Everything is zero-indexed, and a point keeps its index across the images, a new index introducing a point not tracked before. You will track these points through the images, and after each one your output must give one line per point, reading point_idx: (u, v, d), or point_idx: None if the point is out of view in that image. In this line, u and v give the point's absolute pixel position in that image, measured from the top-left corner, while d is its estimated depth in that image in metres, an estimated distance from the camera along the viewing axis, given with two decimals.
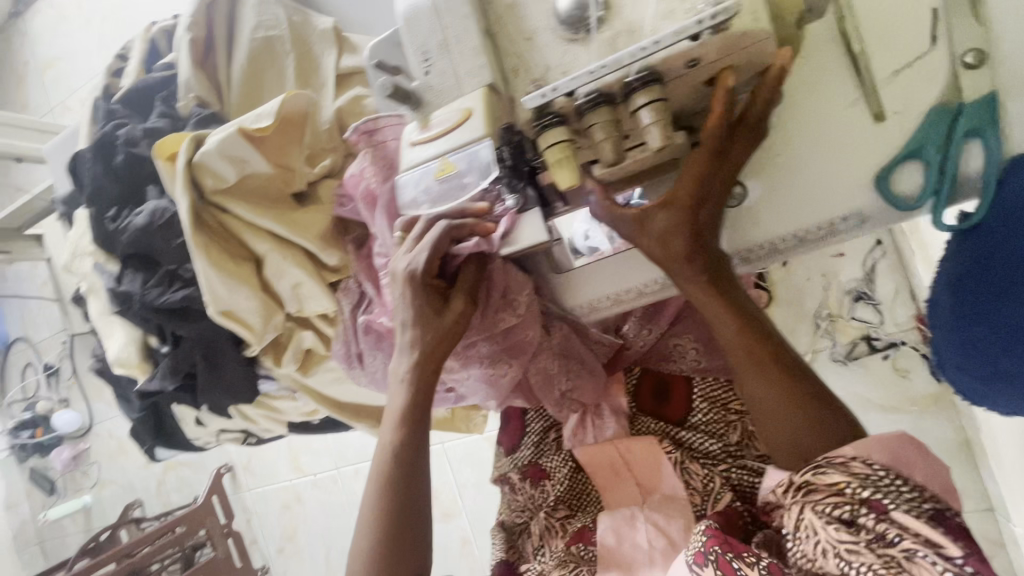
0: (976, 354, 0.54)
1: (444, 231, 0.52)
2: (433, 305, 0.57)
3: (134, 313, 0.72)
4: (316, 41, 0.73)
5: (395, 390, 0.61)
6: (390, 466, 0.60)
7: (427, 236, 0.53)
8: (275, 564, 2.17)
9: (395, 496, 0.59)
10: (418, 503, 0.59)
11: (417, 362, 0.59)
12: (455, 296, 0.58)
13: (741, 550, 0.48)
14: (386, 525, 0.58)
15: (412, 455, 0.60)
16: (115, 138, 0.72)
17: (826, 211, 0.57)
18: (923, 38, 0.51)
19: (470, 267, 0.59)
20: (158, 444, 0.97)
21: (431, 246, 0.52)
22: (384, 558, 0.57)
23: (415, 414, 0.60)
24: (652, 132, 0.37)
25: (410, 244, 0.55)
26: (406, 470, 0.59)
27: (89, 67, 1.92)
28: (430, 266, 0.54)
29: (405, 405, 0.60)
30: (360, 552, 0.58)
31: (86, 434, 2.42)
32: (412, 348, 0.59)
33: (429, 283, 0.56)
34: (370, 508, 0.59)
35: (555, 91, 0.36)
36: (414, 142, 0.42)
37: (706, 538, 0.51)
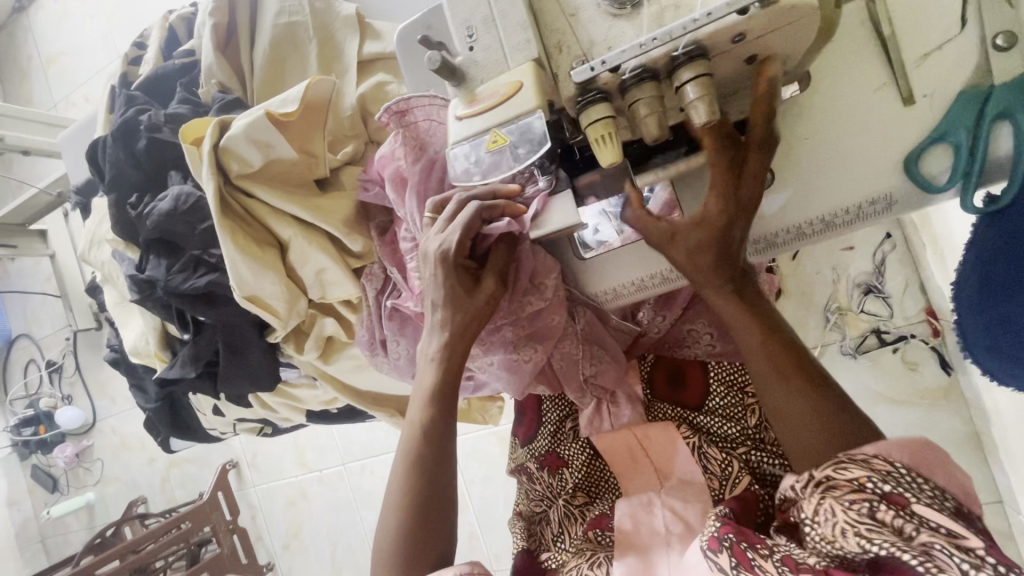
0: (1008, 333, 0.55)
1: (475, 211, 0.52)
2: (465, 286, 0.57)
3: (156, 300, 0.72)
4: (338, 27, 0.73)
5: (424, 370, 0.61)
6: (418, 446, 0.60)
7: (459, 216, 0.53)
8: (280, 561, 2.17)
9: (419, 477, 0.59)
10: (445, 483, 0.59)
11: (448, 342, 0.59)
12: (485, 276, 0.58)
13: (755, 540, 0.46)
14: (409, 508, 0.58)
15: (440, 435, 0.60)
16: (138, 123, 0.72)
17: (850, 195, 0.57)
18: (955, 20, 0.51)
19: (502, 247, 0.58)
20: (173, 435, 0.97)
21: (465, 223, 0.52)
22: (412, 537, 0.57)
23: (443, 394, 0.60)
24: (697, 107, 0.37)
25: (443, 223, 0.55)
26: (431, 452, 0.59)
27: (95, 63, 1.92)
28: (463, 245, 0.54)
29: (434, 385, 0.60)
30: (388, 530, 0.58)
31: (90, 431, 2.41)
32: (443, 328, 0.59)
33: (460, 263, 0.56)
34: (397, 486, 0.59)
35: (604, 64, 0.36)
36: (458, 117, 0.39)
37: (720, 525, 0.48)
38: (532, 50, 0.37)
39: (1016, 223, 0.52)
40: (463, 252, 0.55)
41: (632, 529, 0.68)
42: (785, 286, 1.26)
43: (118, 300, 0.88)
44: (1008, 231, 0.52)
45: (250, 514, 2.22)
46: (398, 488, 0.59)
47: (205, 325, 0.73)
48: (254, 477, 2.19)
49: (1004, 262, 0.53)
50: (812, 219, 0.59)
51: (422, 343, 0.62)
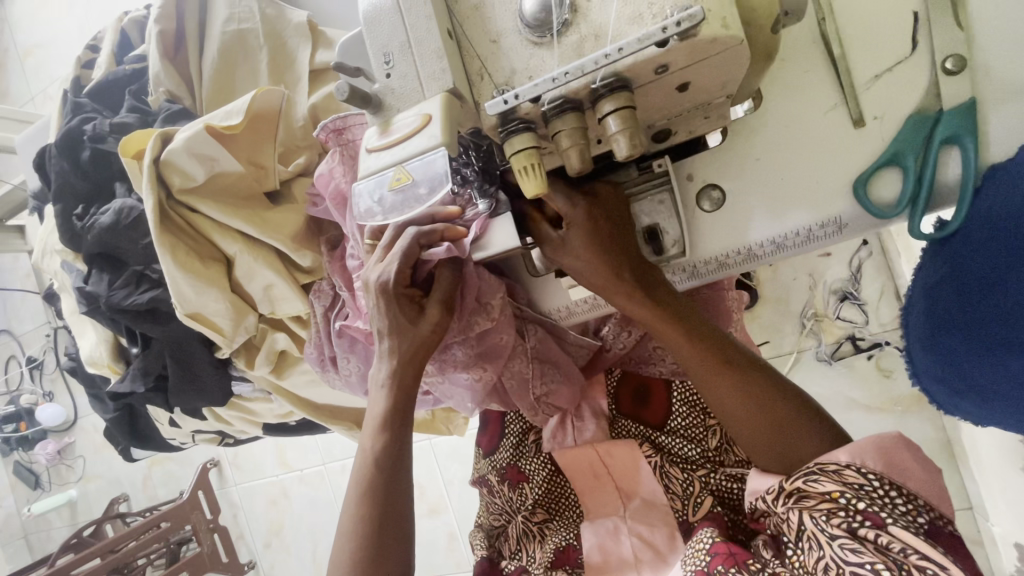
0: (951, 367, 0.54)
1: (413, 238, 0.52)
2: (409, 315, 0.56)
3: (102, 313, 0.71)
4: (290, 34, 0.71)
5: (375, 398, 0.60)
6: (370, 473, 0.59)
7: (396, 245, 0.53)
8: (262, 559, 2.16)
9: (376, 502, 0.58)
10: (400, 510, 0.58)
11: (397, 368, 0.58)
12: (429, 303, 0.56)
13: (744, 561, 0.49)
14: (370, 532, 0.56)
15: (392, 464, 0.59)
16: (82, 133, 0.70)
17: (807, 216, 0.56)
18: (904, 43, 0.50)
19: (445, 270, 0.57)
20: (133, 444, 0.96)
21: (403, 254, 0.52)
22: (363, 566, 0.55)
23: (396, 421, 0.59)
24: (619, 141, 0.36)
25: (381, 253, 0.54)
26: (386, 477, 0.58)
27: (71, 57, 1.88)
28: (403, 275, 0.53)
29: (385, 412, 0.59)
30: (340, 561, 0.56)
31: (71, 428, 2.40)
32: (389, 356, 0.58)
33: (404, 293, 0.55)
34: (350, 515, 0.58)
35: (517, 98, 0.35)
36: (370, 148, 0.38)
37: (711, 557, 0.50)
38: (447, 79, 0.36)
39: (963, 254, 0.50)
40: (404, 281, 0.54)
41: (600, 561, 0.68)
42: (761, 292, 1.26)
43: (74, 310, 0.86)
44: (951, 261, 0.51)
45: (232, 512, 2.20)
46: (348, 517, 0.58)
47: (154, 340, 0.72)
48: (235, 476, 2.17)
49: (949, 294, 0.52)
50: (766, 239, 0.58)
51: (372, 370, 0.61)
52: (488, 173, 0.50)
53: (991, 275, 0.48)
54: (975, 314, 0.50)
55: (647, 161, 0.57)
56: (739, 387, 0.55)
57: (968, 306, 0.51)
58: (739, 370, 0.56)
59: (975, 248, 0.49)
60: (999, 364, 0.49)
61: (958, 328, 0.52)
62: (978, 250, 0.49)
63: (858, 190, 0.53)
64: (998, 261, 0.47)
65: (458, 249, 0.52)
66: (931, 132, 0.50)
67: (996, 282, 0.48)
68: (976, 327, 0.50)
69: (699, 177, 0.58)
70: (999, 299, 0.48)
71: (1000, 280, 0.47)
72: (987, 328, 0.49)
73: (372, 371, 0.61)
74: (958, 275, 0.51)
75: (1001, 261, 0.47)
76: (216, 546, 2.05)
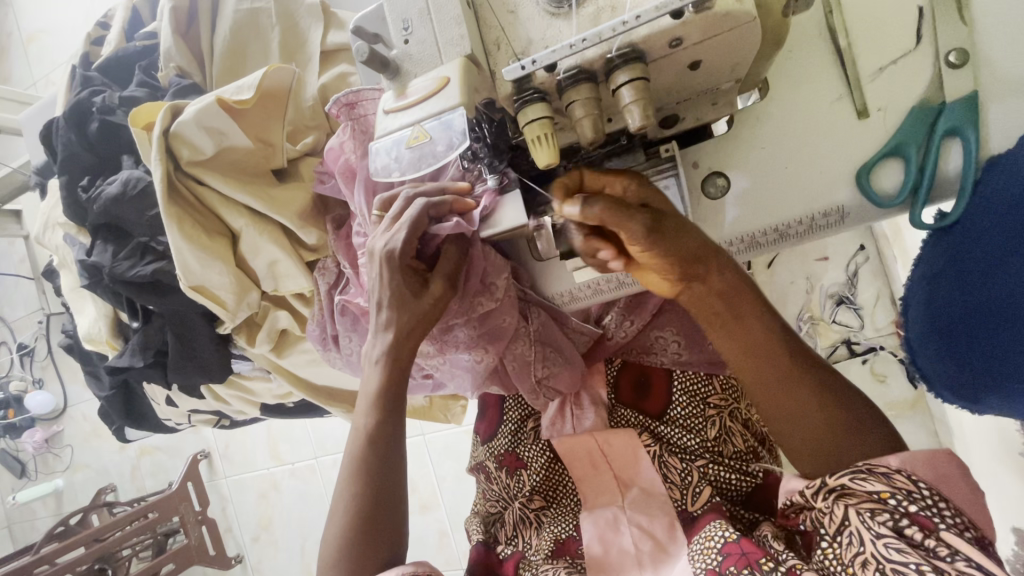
0: (943, 342, 0.55)
1: (422, 209, 0.51)
2: (412, 288, 0.57)
3: (104, 285, 0.71)
4: (303, 14, 0.71)
5: (369, 376, 0.60)
6: (364, 449, 0.59)
7: (406, 214, 0.52)
8: (249, 554, 2.14)
9: (370, 476, 0.57)
10: (393, 487, 0.58)
11: (394, 343, 0.58)
12: (434, 278, 0.57)
13: (757, 559, 0.51)
14: (365, 504, 0.57)
15: (387, 440, 0.59)
16: (91, 105, 0.70)
17: (813, 203, 0.56)
18: (909, 36, 0.51)
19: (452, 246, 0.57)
20: (128, 424, 0.95)
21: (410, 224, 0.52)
22: (357, 543, 0.55)
23: (390, 398, 0.59)
24: (632, 111, 0.37)
25: (388, 223, 0.54)
26: (381, 453, 0.58)
27: (77, 42, 1.88)
28: (409, 245, 0.53)
29: (380, 389, 0.59)
30: (333, 541, 0.56)
31: (60, 416, 2.38)
32: (388, 329, 0.58)
33: (408, 265, 0.56)
34: (345, 492, 0.58)
35: (535, 63, 0.35)
36: (387, 111, 0.38)
37: (722, 557, 0.53)
38: (465, 45, 0.37)
39: (963, 244, 0.51)
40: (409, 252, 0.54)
41: (601, 553, 0.66)
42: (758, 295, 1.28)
43: (74, 285, 0.86)
44: (951, 248, 0.52)
45: (221, 505, 2.19)
46: (343, 498, 0.58)
47: (155, 314, 0.71)
48: (226, 469, 2.15)
49: (949, 286, 0.53)
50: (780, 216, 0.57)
51: (367, 346, 0.61)
52: (497, 148, 0.50)
53: (992, 262, 0.49)
54: (981, 301, 0.51)
55: (654, 146, 0.57)
56: (764, 340, 0.55)
57: (968, 292, 0.52)
58: (799, 372, 0.55)
59: (978, 236, 0.50)
60: (1006, 349, 0.50)
61: (961, 316, 0.53)
62: (979, 236, 0.50)
63: (860, 179, 0.54)
64: (1002, 246, 0.48)
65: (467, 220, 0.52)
66: (933, 124, 0.51)
67: (999, 266, 0.49)
68: (983, 318, 0.51)
69: (705, 164, 0.59)
70: (1003, 286, 0.49)
71: (1005, 260, 0.48)
72: (990, 318, 0.51)
73: (367, 349, 0.61)
74: (960, 265, 0.52)
75: (1005, 248, 0.48)
76: (204, 539, 2.03)
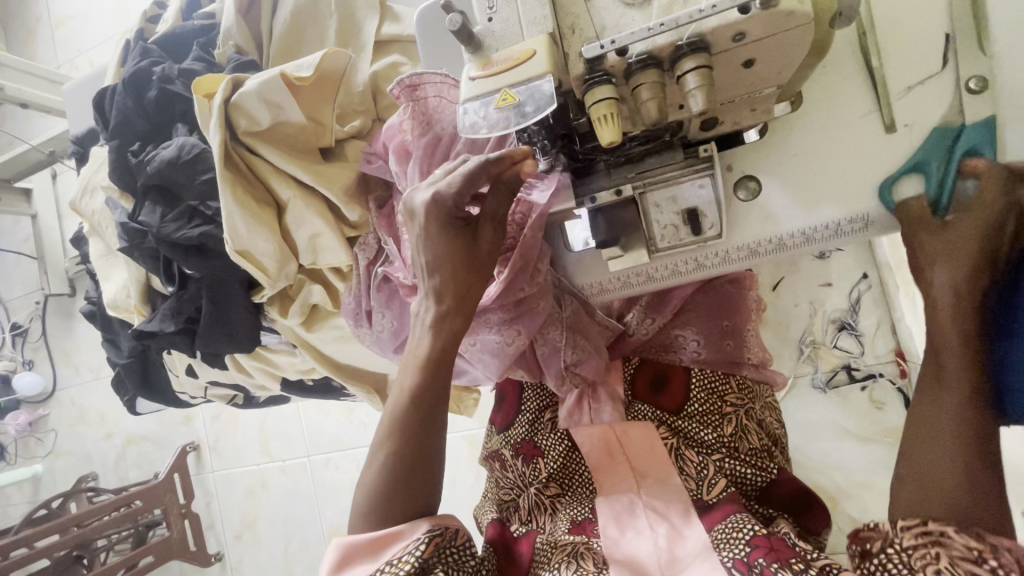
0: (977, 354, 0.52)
1: (482, 165, 0.52)
2: (464, 241, 0.57)
3: (147, 246, 0.73)
4: (360, 6, 0.75)
5: (420, 337, 0.59)
6: (406, 408, 0.57)
7: (466, 165, 0.53)
8: (229, 553, 2.08)
9: (407, 437, 0.56)
10: (429, 451, 0.56)
11: (447, 314, 0.57)
12: (483, 224, 0.57)
13: (787, 557, 0.54)
14: (398, 463, 0.56)
15: (432, 401, 0.57)
16: (150, 74, 0.73)
17: (842, 207, 0.56)
18: (936, 59, 0.52)
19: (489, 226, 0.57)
20: (142, 394, 0.96)
21: (467, 176, 0.53)
22: (389, 497, 0.55)
23: (440, 365, 0.57)
24: (695, 96, 0.40)
25: (442, 175, 0.55)
26: (422, 417, 0.57)
27: (105, 30, 1.92)
28: (459, 202, 0.54)
29: (430, 352, 0.58)
30: (368, 489, 0.56)
31: (47, 400, 2.33)
32: (440, 297, 0.57)
33: (456, 218, 0.56)
34: (382, 449, 0.57)
35: (613, 44, 0.40)
36: (471, 78, 0.42)
37: (751, 549, 0.57)
38: (547, 25, 0.41)
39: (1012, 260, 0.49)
40: (459, 203, 0.55)
41: (617, 533, 0.65)
42: (764, 316, 1.32)
43: (105, 251, 0.87)
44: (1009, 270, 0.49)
45: (205, 500, 2.12)
46: (383, 450, 0.57)
47: (192, 279, 0.73)
48: (213, 462, 2.11)
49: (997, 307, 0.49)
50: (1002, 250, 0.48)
51: (417, 312, 0.60)
52: (553, 130, 0.52)
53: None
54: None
55: (693, 146, 0.57)
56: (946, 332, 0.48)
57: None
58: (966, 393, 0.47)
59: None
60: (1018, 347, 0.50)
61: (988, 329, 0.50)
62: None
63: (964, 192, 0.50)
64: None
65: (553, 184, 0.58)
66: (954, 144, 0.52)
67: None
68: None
69: (738, 168, 0.58)
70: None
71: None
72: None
73: (415, 313, 0.60)
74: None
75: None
76: (186, 533, 1.97)
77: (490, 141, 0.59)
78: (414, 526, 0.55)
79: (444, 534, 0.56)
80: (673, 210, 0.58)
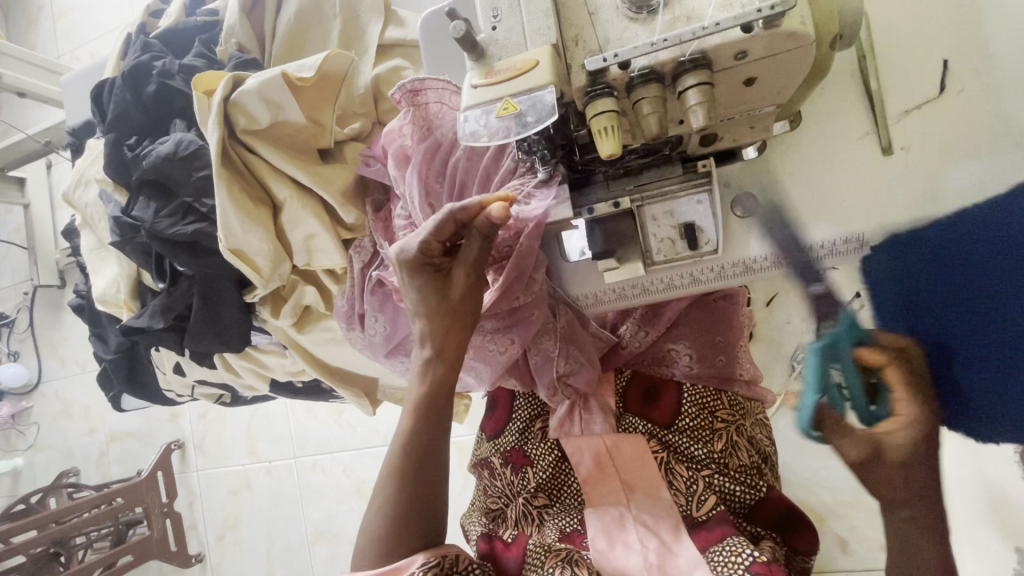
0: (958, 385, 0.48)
1: (444, 216, 0.53)
2: (437, 285, 0.57)
3: (139, 242, 0.72)
4: (365, 8, 0.75)
5: (415, 379, 0.59)
6: (400, 456, 0.57)
7: (431, 218, 0.54)
8: (210, 555, 2.04)
9: (405, 488, 0.56)
10: (429, 501, 0.57)
11: (430, 362, 0.58)
12: (455, 269, 0.57)
13: None
14: (396, 515, 0.56)
15: (427, 451, 0.57)
16: (150, 68, 0.72)
17: (840, 226, 0.55)
18: (935, 82, 0.52)
19: (475, 239, 0.54)
20: (126, 391, 0.94)
21: (434, 228, 0.54)
22: (390, 545, 0.56)
23: (435, 408, 0.58)
24: (696, 112, 0.40)
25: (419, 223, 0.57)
26: (417, 465, 0.57)
27: (108, 22, 1.92)
28: (431, 245, 0.55)
29: (422, 399, 0.58)
30: (370, 535, 0.57)
31: (31, 393, 2.29)
32: (424, 342, 0.58)
33: (428, 264, 0.57)
34: (379, 501, 0.57)
35: (616, 57, 0.40)
36: (472, 86, 0.42)
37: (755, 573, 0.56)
38: (550, 35, 0.41)
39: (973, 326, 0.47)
40: (433, 249, 0.56)
41: (606, 547, 0.65)
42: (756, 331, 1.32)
43: (96, 245, 0.86)
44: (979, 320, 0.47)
45: (188, 500, 2.08)
46: (379, 498, 0.57)
47: (183, 276, 0.72)
48: (198, 461, 2.07)
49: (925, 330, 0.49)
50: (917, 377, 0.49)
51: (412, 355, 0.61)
52: (553, 141, 0.52)
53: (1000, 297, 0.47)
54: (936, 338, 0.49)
55: (692, 162, 0.57)
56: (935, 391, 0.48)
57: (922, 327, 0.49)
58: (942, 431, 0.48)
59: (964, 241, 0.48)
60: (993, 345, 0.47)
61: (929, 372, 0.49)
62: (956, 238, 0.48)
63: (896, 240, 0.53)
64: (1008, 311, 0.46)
65: (551, 197, 0.55)
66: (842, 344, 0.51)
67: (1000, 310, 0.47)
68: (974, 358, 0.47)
69: (736, 185, 0.58)
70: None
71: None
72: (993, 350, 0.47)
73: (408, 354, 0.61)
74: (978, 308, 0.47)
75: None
76: (167, 533, 1.94)
77: (490, 148, 0.59)
78: (410, 560, 0.55)
79: (441, 563, 0.55)
80: (671, 224, 0.58)
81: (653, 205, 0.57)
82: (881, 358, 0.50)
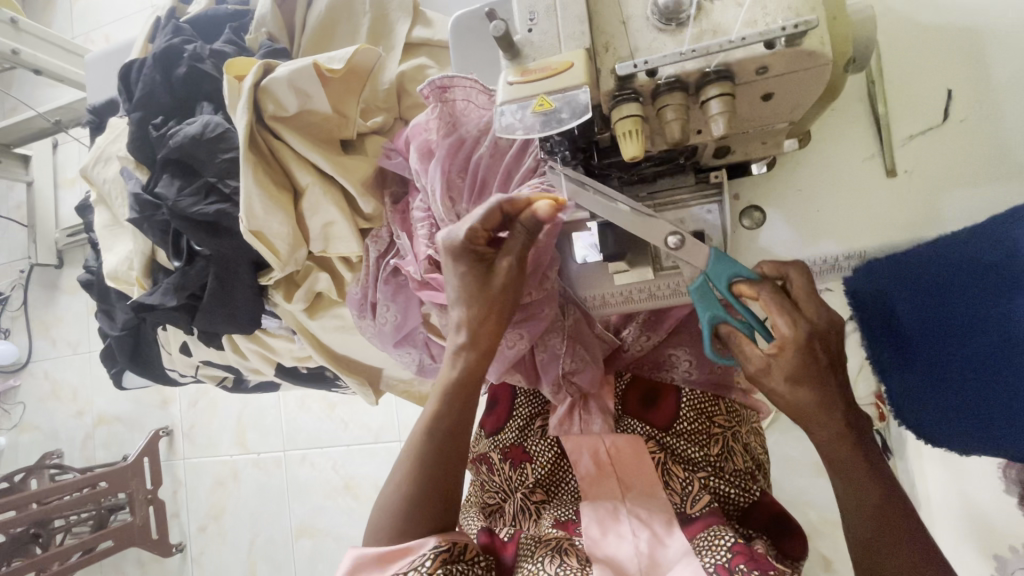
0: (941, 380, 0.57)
1: (493, 207, 0.55)
2: (478, 274, 0.60)
3: (159, 219, 0.73)
4: (394, 7, 0.77)
5: (445, 364, 0.63)
6: (428, 431, 0.60)
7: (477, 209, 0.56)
8: (191, 545, 2.01)
9: (427, 462, 0.59)
10: (450, 480, 0.59)
11: (465, 345, 0.61)
12: (501, 258, 0.59)
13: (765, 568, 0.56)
14: (415, 488, 0.58)
15: (456, 429, 0.60)
16: (181, 51, 0.74)
17: (846, 242, 0.56)
18: (937, 112, 0.55)
19: (518, 236, 0.58)
20: (131, 368, 0.96)
21: (476, 220, 0.56)
22: (408, 518, 0.57)
23: (466, 393, 0.61)
24: (717, 120, 0.42)
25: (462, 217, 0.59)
26: (443, 444, 0.60)
27: (126, 7, 1.94)
28: (476, 236, 0.57)
29: (457, 378, 0.62)
30: (389, 510, 0.58)
31: (18, 371, 2.27)
32: (459, 328, 0.61)
33: (471, 251, 0.59)
34: (400, 474, 0.60)
35: (645, 65, 0.42)
36: (507, 83, 0.45)
37: (732, 556, 0.58)
38: (584, 40, 0.43)
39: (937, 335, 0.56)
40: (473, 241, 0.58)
41: (599, 535, 0.67)
42: None
43: (113, 220, 0.87)
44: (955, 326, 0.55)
45: (173, 488, 2.06)
46: (400, 473, 0.60)
47: (200, 255, 0.73)
48: (184, 450, 2.05)
49: (884, 338, 0.60)
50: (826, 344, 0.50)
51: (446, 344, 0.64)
52: (575, 141, 0.52)
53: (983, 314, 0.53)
54: (909, 344, 0.58)
55: (705, 172, 0.59)
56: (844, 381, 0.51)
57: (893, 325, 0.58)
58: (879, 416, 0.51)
59: (909, 270, 0.55)
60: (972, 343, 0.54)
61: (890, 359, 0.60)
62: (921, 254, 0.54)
63: (854, 263, 0.57)
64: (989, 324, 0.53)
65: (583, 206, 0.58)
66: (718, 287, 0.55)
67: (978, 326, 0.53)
68: (940, 364, 0.57)
69: (746, 198, 0.59)
70: (993, 330, 0.53)
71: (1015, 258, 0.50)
72: (954, 354, 0.56)
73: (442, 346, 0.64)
74: (941, 325, 0.56)
75: (1001, 276, 0.51)
76: (149, 520, 1.92)
77: (512, 146, 0.61)
78: (423, 542, 0.55)
79: (451, 548, 0.55)
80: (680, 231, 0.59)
81: (667, 211, 0.59)
82: (759, 293, 0.52)
